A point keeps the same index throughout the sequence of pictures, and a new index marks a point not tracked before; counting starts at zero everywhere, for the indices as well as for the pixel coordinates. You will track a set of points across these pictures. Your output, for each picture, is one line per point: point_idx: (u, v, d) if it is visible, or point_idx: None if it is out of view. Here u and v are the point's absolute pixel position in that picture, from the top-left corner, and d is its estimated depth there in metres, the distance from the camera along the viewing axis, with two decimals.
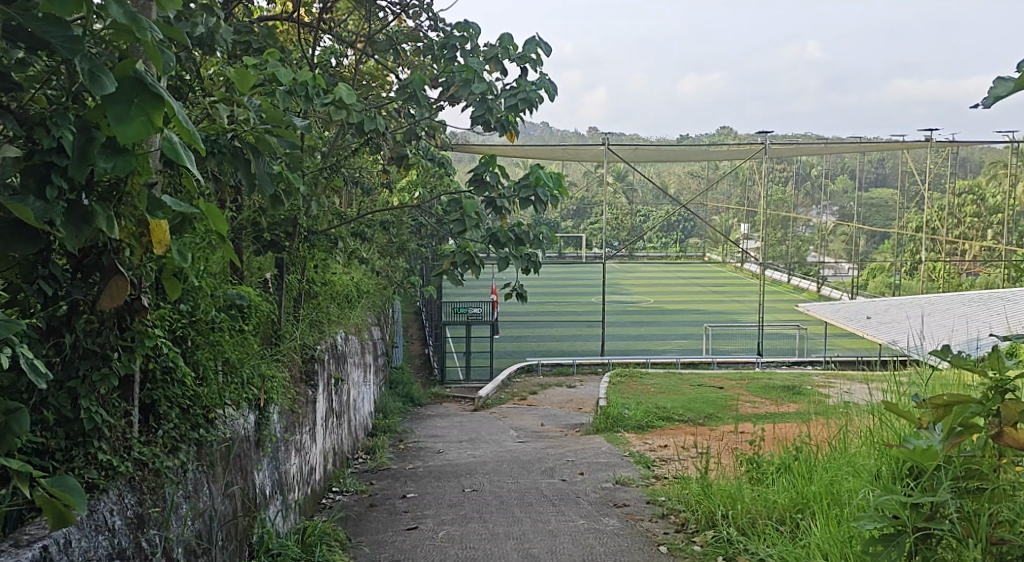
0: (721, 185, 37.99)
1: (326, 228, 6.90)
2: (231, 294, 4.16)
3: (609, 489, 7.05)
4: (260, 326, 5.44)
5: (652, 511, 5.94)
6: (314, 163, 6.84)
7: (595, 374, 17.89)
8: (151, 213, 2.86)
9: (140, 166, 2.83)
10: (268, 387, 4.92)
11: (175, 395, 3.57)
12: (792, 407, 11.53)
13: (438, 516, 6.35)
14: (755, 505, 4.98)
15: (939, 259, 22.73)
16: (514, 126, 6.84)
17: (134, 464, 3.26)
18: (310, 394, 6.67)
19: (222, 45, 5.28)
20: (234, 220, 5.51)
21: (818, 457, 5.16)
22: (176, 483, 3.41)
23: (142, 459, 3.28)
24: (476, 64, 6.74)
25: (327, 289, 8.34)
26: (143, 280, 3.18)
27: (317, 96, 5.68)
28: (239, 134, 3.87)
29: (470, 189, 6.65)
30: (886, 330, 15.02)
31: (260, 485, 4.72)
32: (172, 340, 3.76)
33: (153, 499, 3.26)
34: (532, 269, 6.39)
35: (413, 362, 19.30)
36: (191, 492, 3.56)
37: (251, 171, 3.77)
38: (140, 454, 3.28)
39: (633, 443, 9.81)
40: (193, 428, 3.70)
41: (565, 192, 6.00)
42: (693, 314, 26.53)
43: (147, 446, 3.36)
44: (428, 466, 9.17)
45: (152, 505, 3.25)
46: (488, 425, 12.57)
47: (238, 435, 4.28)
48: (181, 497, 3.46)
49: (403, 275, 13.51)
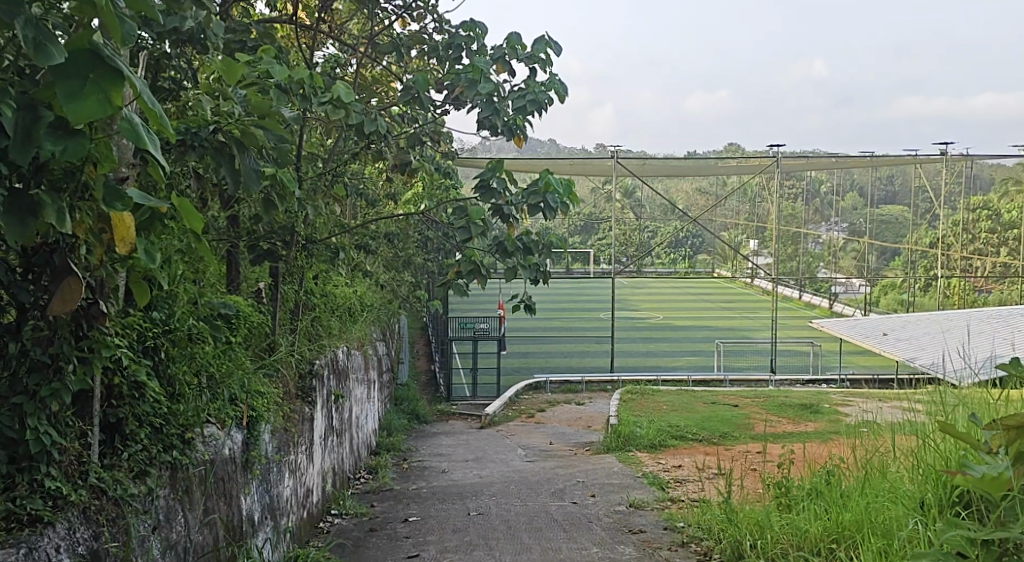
0: (730, 201, 37.58)
1: (326, 239, 6.55)
2: (214, 302, 3.84)
3: (623, 512, 6.65)
4: (249, 336, 5.11)
5: (671, 539, 5.56)
6: (313, 170, 6.52)
7: (605, 391, 17.47)
8: (108, 205, 2.49)
9: (99, 154, 2.48)
10: (256, 404, 4.58)
11: (143, 413, 3.23)
12: (810, 426, 11.14)
13: (440, 543, 5.98)
14: (786, 535, 4.59)
15: (954, 275, 22.30)
16: (523, 130, 6.50)
17: (90, 492, 2.90)
18: (308, 413, 6.34)
19: (215, 42, 4.83)
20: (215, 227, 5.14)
21: (852, 482, 4.75)
22: (140, 513, 3.05)
23: (100, 486, 2.93)
24: (483, 63, 6.40)
25: (326, 300, 8.00)
26: (105, 285, 2.86)
27: (314, 95, 5.34)
28: (222, 128, 3.49)
29: (476, 196, 6.29)
30: (904, 346, 14.68)
31: (246, 511, 4.36)
32: (142, 352, 3.40)
33: (112, 532, 2.89)
34: (540, 280, 6.10)
35: (419, 379, 18.89)
36: (160, 522, 3.19)
37: (235, 166, 3.35)
38: (98, 480, 2.93)
39: (645, 462, 9.41)
40: (167, 450, 3.34)
41: (575, 199, 5.65)
42: (703, 331, 26.11)
43: (108, 471, 3.01)
44: (433, 487, 8.77)
45: (112, 538, 2.89)
46: (496, 444, 12.18)
47: (220, 456, 3.93)
48: (148, 529, 3.10)
49: (408, 290, 13.14)
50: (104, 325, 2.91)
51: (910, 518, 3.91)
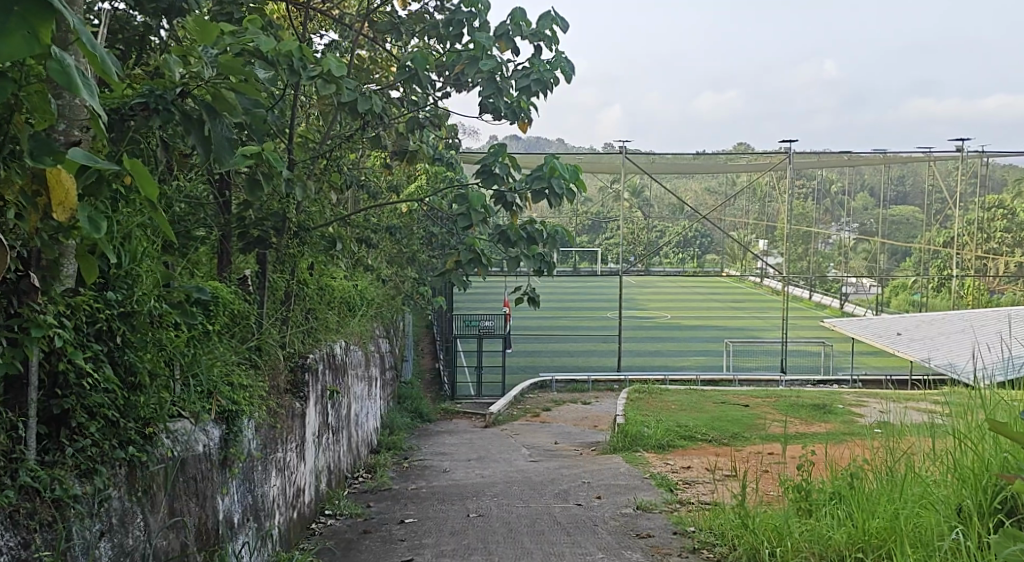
0: (739, 200, 37.18)
1: (321, 226, 6.20)
2: (187, 286, 3.54)
3: (630, 516, 6.30)
4: (230, 324, 4.78)
5: (682, 544, 5.21)
6: (307, 154, 6.18)
7: (612, 391, 17.12)
8: (37, 160, 2.22)
9: (37, 111, 2.24)
10: (238, 398, 4.26)
11: (94, 403, 2.96)
12: (823, 426, 10.79)
13: (437, 547, 5.65)
14: (807, 541, 4.27)
15: (969, 275, 21.87)
16: (528, 113, 6.19)
17: (18, 493, 2.64)
18: (298, 408, 6.01)
19: (195, 9, 4.33)
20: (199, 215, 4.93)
21: (876, 484, 4.44)
22: (84, 518, 2.77)
23: (33, 486, 2.67)
24: (484, 40, 6.06)
25: (323, 293, 7.69)
26: (32, 257, 2.74)
27: (304, 70, 4.97)
28: (190, 91, 3.18)
29: (477, 182, 5.93)
30: (918, 345, 14.37)
31: (224, 512, 4.05)
32: (95, 337, 3.11)
33: (44, 537, 2.63)
34: (546, 270, 5.82)
35: (424, 377, 18.58)
36: (110, 527, 2.91)
37: (205, 134, 3.07)
38: (31, 480, 2.67)
39: (653, 463, 9.07)
40: (122, 446, 3.06)
41: (582, 185, 5.34)
42: (712, 331, 25.73)
43: (45, 468, 2.75)
44: (433, 487, 8.47)
45: (45, 543, 2.63)
46: (499, 443, 11.85)
47: (191, 452, 3.63)
48: (93, 533, 2.81)
49: (410, 286, 12.78)
50: (37, 303, 2.72)
51: (947, 525, 3.63)
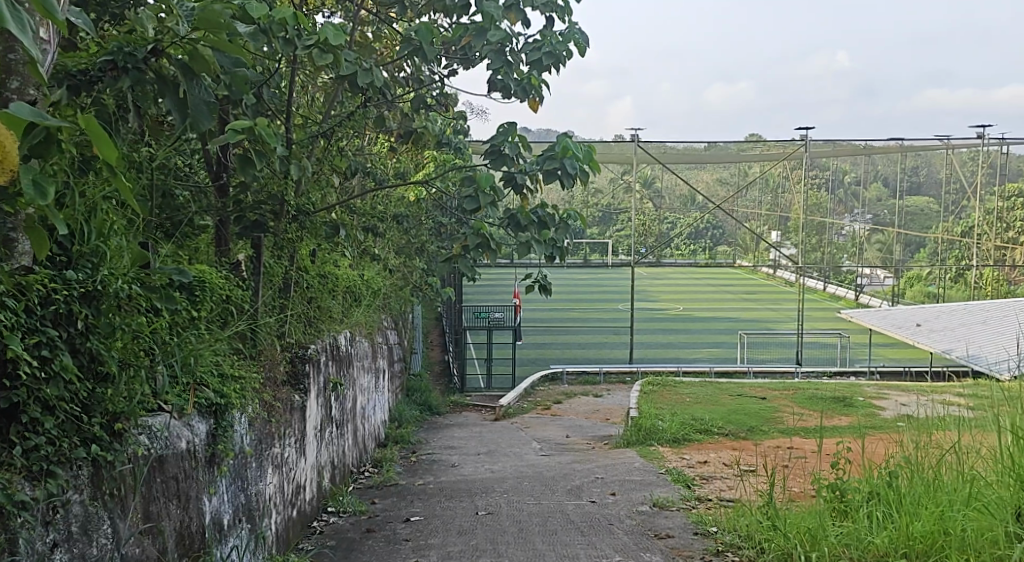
0: (752, 191, 36.71)
1: (322, 211, 5.84)
2: (168, 268, 3.22)
3: (647, 514, 5.98)
4: (220, 310, 4.44)
5: (705, 546, 4.86)
6: (308, 131, 5.84)
7: (624, 383, 16.80)
8: None
9: None
10: (228, 391, 3.95)
11: (50, 395, 2.73)
12: (844, 419, 10.46)
13: (444, 548, 5.33)
14: (844, 547, 3.96)
15: (988, 266, 21.41)
16: (539, 92, 5.92)
17: None
18: (297, 402, 5.70)
19: None
20: (184, 200, 4.54)
21: (916, 482, 4.15)
22: (32, 530, 2.54)
23: None
24: (493, 9, 5.70)
25: (325, 280, 7.37)
26: None
27: (299, 38, 4.65)
28: (163, 49, 2.89)
29: (486, 162, 5.59)
30: (940, 336, 13.98)
31: (212, 513, 3.75)
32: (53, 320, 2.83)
33: None
34: (558, 256, 5.48)
35: (433, 369, 18.25)
36: (61, 537, 2.68)
37: (182, 97, 2.80)
38: None
39: (668, 457, 8.74)
40: (81, 446, 2.83)
41: (597, 165, 5.02)
42: (725, 323, 25.35)
43: None
44: (441, 482, 8.15)
45: None
46: (509, 436, 11.53)
47: (172, 450, 3.35)
48: (39, 545, 2.58)
49: (419, 276, 12.42)
50: None
51: (1020, 529, 3.47)
